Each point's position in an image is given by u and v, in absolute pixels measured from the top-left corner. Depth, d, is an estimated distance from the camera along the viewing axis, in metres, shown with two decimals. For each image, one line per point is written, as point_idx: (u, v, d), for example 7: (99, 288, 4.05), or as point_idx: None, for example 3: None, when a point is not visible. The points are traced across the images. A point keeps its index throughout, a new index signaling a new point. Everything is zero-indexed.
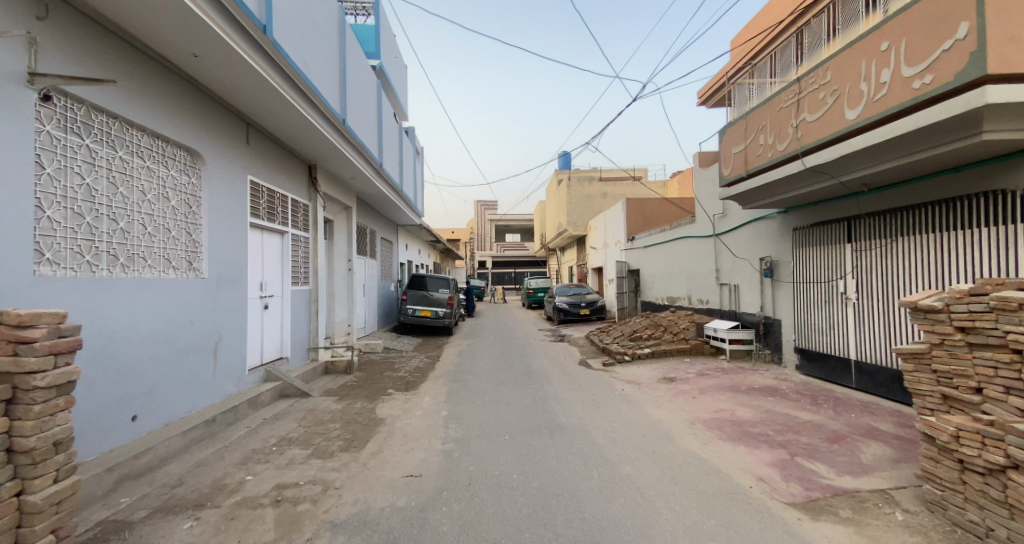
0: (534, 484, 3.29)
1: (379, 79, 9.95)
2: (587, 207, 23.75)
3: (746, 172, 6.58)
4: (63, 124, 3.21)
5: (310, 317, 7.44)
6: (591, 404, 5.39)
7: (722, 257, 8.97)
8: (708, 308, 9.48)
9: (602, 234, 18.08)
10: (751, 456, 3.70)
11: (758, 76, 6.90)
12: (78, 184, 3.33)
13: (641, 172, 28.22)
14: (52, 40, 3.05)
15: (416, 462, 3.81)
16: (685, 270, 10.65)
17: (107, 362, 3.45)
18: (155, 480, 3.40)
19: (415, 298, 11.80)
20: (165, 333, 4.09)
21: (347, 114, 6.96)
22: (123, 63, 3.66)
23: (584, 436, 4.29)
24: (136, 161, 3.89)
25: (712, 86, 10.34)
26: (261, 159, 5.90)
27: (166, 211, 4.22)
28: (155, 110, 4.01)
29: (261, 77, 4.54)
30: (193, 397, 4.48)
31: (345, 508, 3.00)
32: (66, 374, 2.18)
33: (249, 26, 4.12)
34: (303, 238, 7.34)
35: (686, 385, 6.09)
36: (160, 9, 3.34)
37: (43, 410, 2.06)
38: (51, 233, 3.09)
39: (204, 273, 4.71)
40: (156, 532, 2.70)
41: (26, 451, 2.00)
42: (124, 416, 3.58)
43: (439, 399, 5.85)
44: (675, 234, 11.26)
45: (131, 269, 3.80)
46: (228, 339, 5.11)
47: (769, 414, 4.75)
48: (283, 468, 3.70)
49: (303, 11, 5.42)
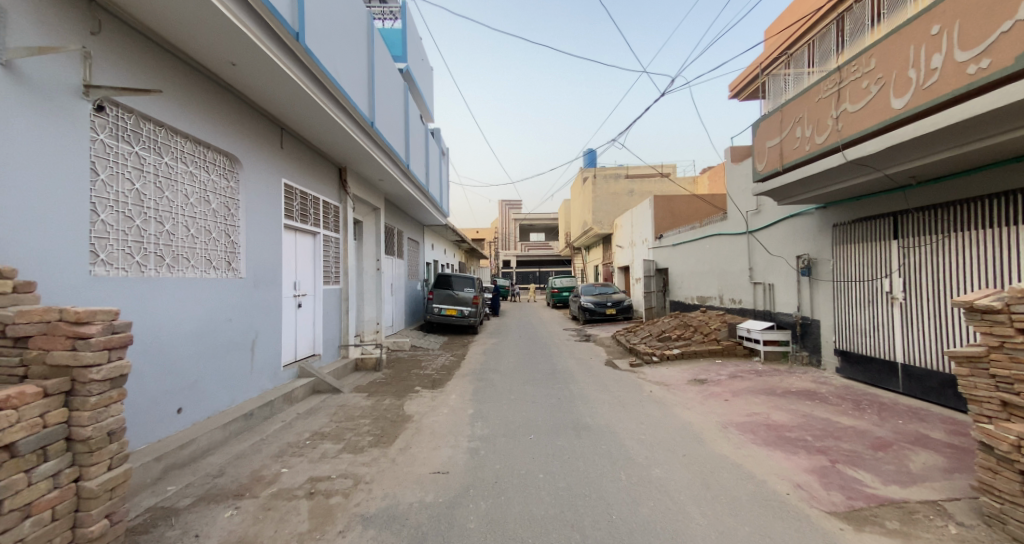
0: (561, 484, 3.28)
1: (405, 82, 10.11)
2: (613, 206, 23.42)
3: (781, 166, 6.32)
4: (115, 132, 3.41)
5: (340, 316, 7.66)
6: (618, 405, 5.31)
7: (755, 255, 8.66)
8: (741, 308, 9.18)
9: (629, 233, 17.83)
10: (787, 461, 3.57)
11: (795, 66, 6.60)
12: (128, 190, 3.53)
13: (670, 169, 27.57)
14: (104, 53, 3.24)
15: (442, 459, 3.85)
16: (716, 268, 10.33)
17: (154, 358, 3.64)
18: (198, 469, 3.58)
19: (441, 298, 11.93)
20: (207, 330, 4.30)
21: (375, 116, 7.10)
22: (169, 74, 3.86)
23: (611, 437, 4.23)
24: (180, 167, 4.08)
25: (745, 78, 10.02)
26: (294, 162, 6.11)
27: (207, 214, 4.42)
28: (197, 118, 4.21)
29: (295, 83, 4.69)
30: (232, 392, 4.68)
31: (374, 502, 3.07)
32: (118, 367, 2.31)
33: (283, 34, 4.26)
34: (334, 238, 7.55)
35: (717, 387, 5.91)
36: (197, 19, 3.47)
37: (98, 401, 2.19)
38: (104, 235, 3.30)
39: (241, 272, 4.91)
40: (199, 520, 2.84)
41: (83, 440, 2.14)
42: (170, 408, 3.78)
43: (465, 398, 5.89)
44: (705, 231, 10.94)
45: (177, 269, 4.00)
46: (264, 336, 5.31)
47: (807, 418, 4.55)
48: (315, 461, 3.81)
49: (333, 17, 5.56)
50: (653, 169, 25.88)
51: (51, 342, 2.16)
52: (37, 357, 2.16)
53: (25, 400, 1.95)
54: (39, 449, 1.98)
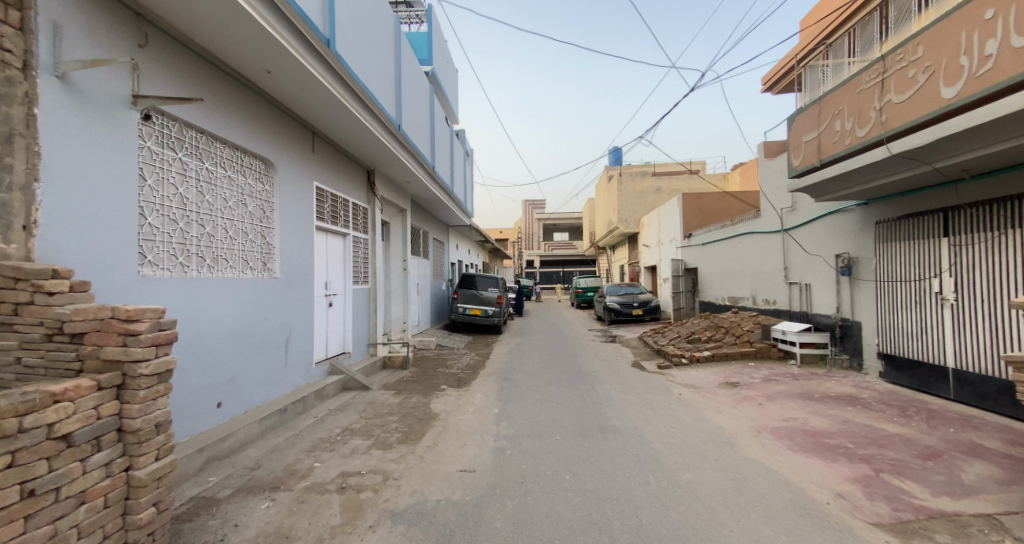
0: (589, 486, 3.25)
1: (431, 84, 10.23)
2: (640, 204, 22.97)
3: (818, 161, 6.07)
4: (160, 139, 3.60)
5: (369, 315, 7.84)
6: (646, 408, 5.20)
7: (791, 254, 8.35)
8: (775, 309, 8.87)
9: (656, 232, 17.48)
10: (827, 469, 3.41)
11: (833, 57, 6.33)
12: (172, 195, 3.71)
13: (699, 167, 26.90)
14: (150, 64, 3.43)
15: (469, 457, 3.88)
16: (749, 268, 10.00)
17: (196, 354, 3.82)
18: (236, 461, 3.73)
19: (466, 297, 12.02)
20: (244, 328, 4.47)
21: (402, 119, 7.21)
22: (209, 83, 4.04)
23: (639, 440, 4.15)
24: (219, 172, 4.26)
25: (779, 70, 9.68)
26: (325, 165, 6.28)
27: (244, 216, 4.60)
28: (235, 124, 4.39)
29: (326, 89, 4.82)
30: (267, 388, 4.85)
31: (403, 498, 3.12)
32: (164, 363, 2.44)
33: (314, 41, 4.38)
34: (363, 239, 7.73)
35: (751, 391, 5.72)
36: (234, 29, 3.61)
37: (147, 395, 2.31)
38: (151, 237, 3.48)
39: (276, 272, 5.09)
40: (238, 510, 2.96)
41: (133, 431, 2.27)
42: (210, 402, 3.96)
43: (490, 397, 5.91)
44: (737, 230, 10.62)
45: (217, 269, 4.18)
46: (297, 334, 5.49)
47: (848, 425, 4.34)
48: (346, 456, 3.92)
49: (362, 23, 5.69)
50: (682, 166, 25.18)
51: (104, 338, 2.29)
52: (90, 352, 2.29)
53: (81, 393, 2.06)
54: (92, 439, 2.10)
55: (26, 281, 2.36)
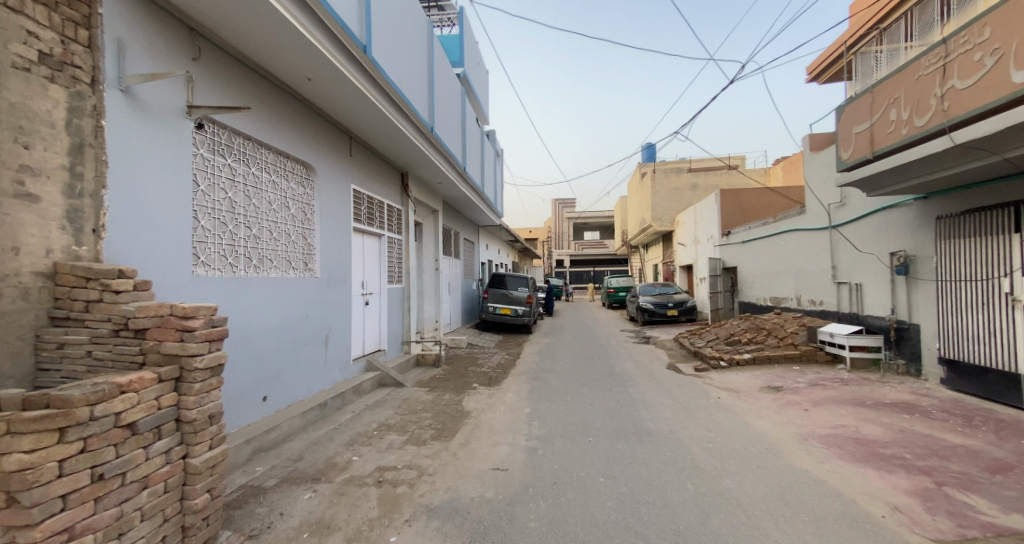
0: (623, 490, 3.19)
1: (463, 86, 10.33)
2: (675, 202, 22.36)
3: (871, 154, 5.72)
4: (212, 147, 3.81)
5: (403, 313, 8.03)
6: (682, 411, 5.06)
7: (840, 252, 7.91)
8: (822, 310, 8.43)
9: (692, 229, 16.96)
10: (882, 480, 3.21)
11: (888, 42, 5.98)
12: (222, 199, 3.92)
13: (737, 162, 25.92)
14: (202, 76, 3.64)
15: (501, 456, 3.90)
16: (793, 267, 9.54)
17: (245, 350, 4.02)
18: (281, 453, 3.91)
19: (496, 297, 12.07)
20: (287, 325, 4.67)
21: (434, 121, 7.32)
22: (255, 92, 4.25)
23: (675, 444, 4.05)
24: (265, 176, 4.46)
25: (826, 59, 9.20)
26: (361, 168, 6.46)
27: (287, 218, 4.79)
28: (278, 131, 4.58)
29: (363, 93, 4.96)
30: (309, 383, 5.05)
31: (438, 494, 3.17)
32: (217, 357, 2.59)
33: (352, 48, 4.52)
34: (397, 240, 7.91)
35: (795, 396, 5.46)
36: (277, 39, 3.77)
37: (201, 388, 2.46)
38: (203, 239, 3.69)
39: (316, 272, 5.29)
40: (283, 499, 3.10)
41: (189, 421, 2.41)
42: (257, 396, 4.17)
43: (521, 396, 5.90)
44: (780, 227, 10.15)
45: (262, 269, 4.39)
46: (336, 332, 5.68)
47: (905, 434, 4.07)
48: (383, 451, 4.03)
49: (397, 29, 5.82)
50: (721, 161, 24.34)
51: (164, 333, 2.45)
52: (152, 347, 2.46)
53: (144, 384, 2.20)
54: (154, 428, 2.24)
55: (95, 280, 2.55)
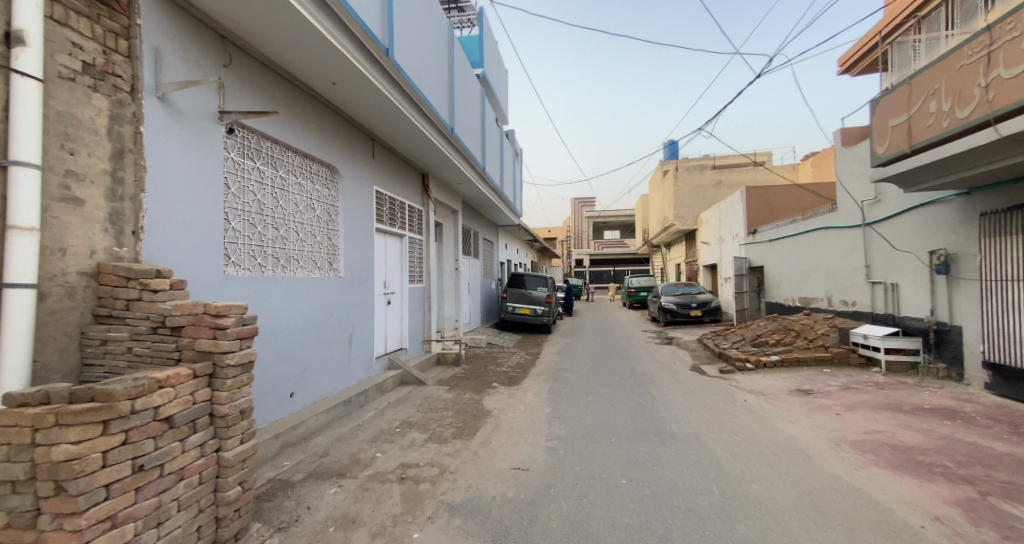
0: (645, 492, 3.15)
1: (483, 87, 10.39)
2: (698, 199, 21.87)
3: (909, 147, 5.47)
4: (242, 151, 3.94)
5: (424, 313, 8.13)
6: (707, 414, 4.96)
7: (874, 250, 7.60)
8: (854, 311, 8.12)
9: (717, 228, 16.59)
10: (921, 489, 3.07)
11: (927, 30, 5.72)
12: (252, 201, 4.05)
13: (763, 158, 25.22)
14: (233, 82, 3.77)
15: (522, 455, 3.91)
16: (824, 266, 9.22)
17: (273, 347, 4.15)
18: (307, 448, 4.01)
19: (515, 296, 12.08)
20: (313, 323, 4.79)
21: (455, 122, 7.38)
22: (282, 96, 4.37)
23: (700, 447, 3.98)
24: (291, 179, 4.58)
25: (858, 49, 8.87)
26: (384, 169, 6.57)
27: (313, 219, 4.91)
28: (305, 134, 4.70)
29: (385, 96, 5.03)
30: (334, 380, 5.17)
31: (459, 492, 3.20)
32: (248, 354, 2.67)
33: (375, 51, 4.59)
34: (418, 240, 8.01)
35: (827, 399, 5.28)
36: (303, 44, 3.87)
37: (233, 384, 2.55)
38: (234, 240, 3.82)
39: (341, 272, 5.40)
40: (311, 493, 3.18)
41: (222, 416, 2.50)
42: (284, 393, 4.29)
43: (542, 396, 5.89)
44: (809, 225, 9.82)
45: (289, 269, 4.51)
46: (359, 331, 5.80)
47: (945, 441, 3.89)
48: (405, 448, 4.08)
49: (418, 31, 5.90)
50: (746, 157, 23.71)
51: (198, 331, 2.55)
52: (187, 344, 2.55)
53: (180, 380, 2.29)
54: (190, 422, 2.33)
55: (135, 280, 2.67)
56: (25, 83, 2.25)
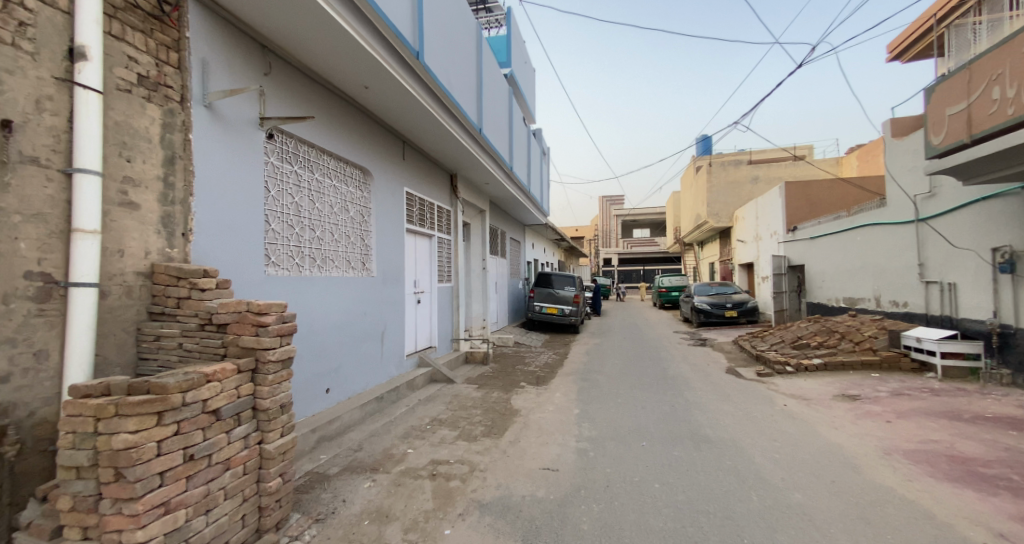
0: (679, 497, 3.07)
1: (510, 86, 10.41)
2: (733, 196, 21.16)
3: (968, 138, 5.10)
4: (280, 155, 4.09)
5: (452, 312, 8.23)
6: (744, 418, 4.79)
7: (928, 248, 7.15)
8: (906, 313, 7.66)
9: (753, 225, 15.99)
10: (982, 503, 2.85)
11: (988, 11, 5.33)
12: (290, 204, 4.21)
13: (804, 152, 24.12)
14: (273, 89, 3.93)
15: (551, 456, 3.88)
16: (872, 265, 8.73)
17: (310, 344, 4.30)
18: (342, 443, 4.13)
19: (543, 296, 12.05)
20: (347, 322, 4.93)
21: (482, 122, 7.42)
22: (318, 102, 4.52)
23: (737, 452, 3.84)
24: (327, 181, 4.73)
25: (910, 33, 8.35)
26: (414, 171, 6.69)
27: (347, 221, 5.05)
28: (339, 138, 4.84)
29: (415, 99, 5.12)
30: (367, 377, 5.31)
31: (489, 490, 3.21)
32: (288, 351, 2.77)
33: (406, 55, 4.67)
34: (446, 240, 8.11)
35: (875, 406, 4.98)
36: (337, 50, 3.98)
37: (274, 379, 2.65)
38: (274, 241, 3.98)
39: (373, 272, 5.53)
40: (346, 487, 3.27)
41: (264, 410, 2.61)
42: (321, 388, 4.43)
43: (571, 397, 5.84)
44: (855, 222, 9.33)
45: (325, 269, 4.65)
46: (391, 329, 5.92)
47: (1011, 452, 3.60)
48: (436, 445, 4.14)
49: (447, 33, 5.96)
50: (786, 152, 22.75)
51: (242, 328, 2.67)
52: (232, 340, 2.68)
53: (226, 374, 2.40)
54: (234, 415, 2.44)
55: (185, 279, 2.83)
56: (87, 95, 2.40)
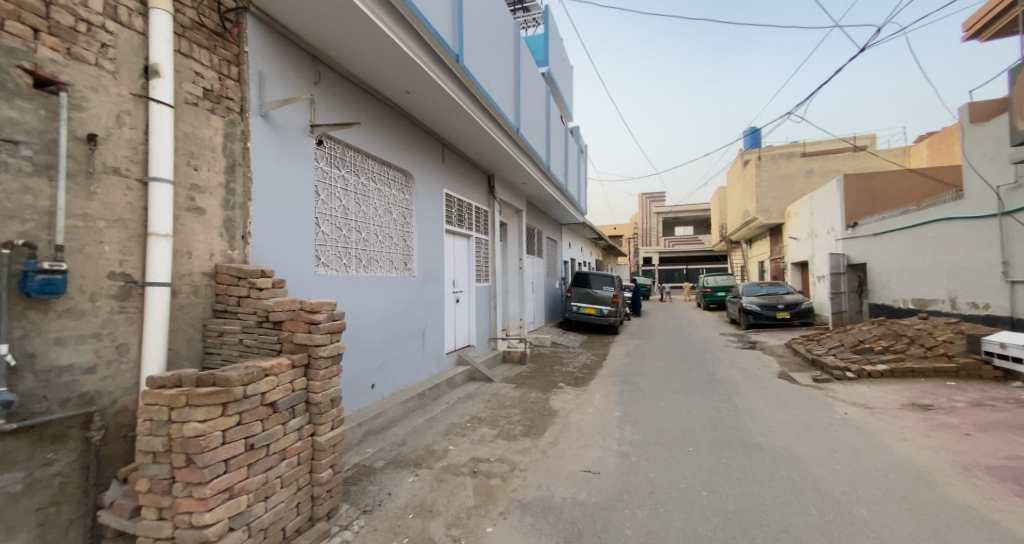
0: (729, 507, 2.94)
1: (548, 85, 10.34)
2: (785, 190, 19.99)
3: None
4: (329, 160, 4.28)
5: (490, 311, 8.30)
6: (799, 426, 4.52)
7: (1015, 244, 6.58)
8: (988, 316, 7.05)
9: (808, 221, 15.06)
10: None
11: None
12: (338, 207, 4.38)
13: (865, 142, 22.50)
14: (322, 98, 4.11)
15: (592, 458, 3.83)
16: (945, 263, 8.05)
17: (357, 341, 4.46)
18: (387, 437, 4.26)
19: (580, 296, 11.91)
20: (390, 320, 5.08)
21: (520, 122, 7.42)
22: (363, 108, 4.67)
23: (792, 462, 3.63)
24: (371, 185, 4.90)
25: (989, 8, 7.59)
26: (453, 172, 6.80)
27: (390, 222, 5.20)
28: (382, 142, 5.00)
29: (455, 101, 5.20)
30: (409, 374, 5.45)
31: (530, 490, 3.21)
32: (337, 347, 2.89)
33: (447, 59, 4.76)
34: (484, 240, 8.19)
35: (950, 417, 4.56)
36: (381, 57, 4.11)
37: (325, 374, 2.77)
38: (324, 243, 4.17)
39: (414, 271, 5.67)
40: (391, 480, 3.37)
41: (316, 403, 2.73)
42: (366, 384, 4.59)
43: (611, 399, 5.73)
44: (926, 217, 8.61)
45: (369, 269, 4.82)
46: (431, 327, 6.05)
47: None
48: (476, 443, 4.18)
49: (486, 35, 6.02)
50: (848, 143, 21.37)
51: (296, 325, 2.82)
52: (287, 337, 2.83)
53: (282, 369, 2.53)
54: (290, 408, 2.57)
55: (245, 279, 3.01)
56: (159, 109, 2.61)
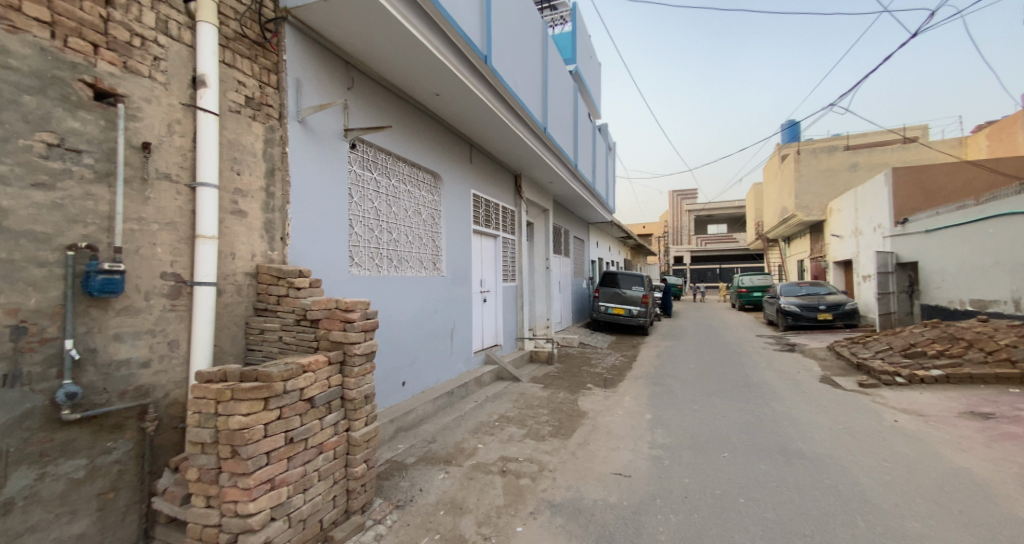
0: (768, 515, 2.84)
1: (575, 83, 10.25)
2: (827, 186, 19.16)
3: None
4: (362, 163, 4.39)
5: (516, 311, 8.31)
6: (842, 433, 4.30)
7: None
8: None
9: (852, 218, 14.31)
10: None
11: None
12: (370, 209, 4.49)
13: (915, 134, 21.19)
14: (355, 102, 4.22)
15: (623, 461, 3.77)
16: (1010, 262, 7.47)
17: (388, 340, 4.57)
18: (417, 434, 4.33)
19: (608, 296, 11.76)
20: (420, 319, 5.17)
21: (547, 121, 7.40)
22: (394, 111, 4.77)
23: (837, 471, 3.45)
24: (401, 186, 5.00)
25: None
26: (480, 173, 6.85)
27: (419, 223, 5.29)
28: (412, 144, 5.08)
29: (483, 102, 5.23)
30: (438, 372, 5.53)
31: (560, 491, 3.19)
32: (370, 345, 2.96)
33: (475, 60, 4.79)
34: (511, 240, 8.21)
35: (1014, 427, 4.23)
36: (412, 60, 4.18)
37: (359, 371, 2.85)
38: (357, 244, 4.28)
39: (443, 271, 5.75)
40: (422, 477, 3.43)
41: (351, 400, 2.81)
42: (397, 382, 4.69)
43: (641, 401, 5.63)
44: (988, 211, 8.03)
45: (400, 269, 4.92)
46: (460, 327, 6.12)
47: None
48: (504, 442, 4.20)
49: (513, 35, 6.02)
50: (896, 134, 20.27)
51: (332, 324, 2.90)
52: (324, 334, 2.92)
53: (319, 365, 2.61)
54: (326, 403, 2.65)
55: (283, 279, 3.13)
56: (206, 117, 2.75)
